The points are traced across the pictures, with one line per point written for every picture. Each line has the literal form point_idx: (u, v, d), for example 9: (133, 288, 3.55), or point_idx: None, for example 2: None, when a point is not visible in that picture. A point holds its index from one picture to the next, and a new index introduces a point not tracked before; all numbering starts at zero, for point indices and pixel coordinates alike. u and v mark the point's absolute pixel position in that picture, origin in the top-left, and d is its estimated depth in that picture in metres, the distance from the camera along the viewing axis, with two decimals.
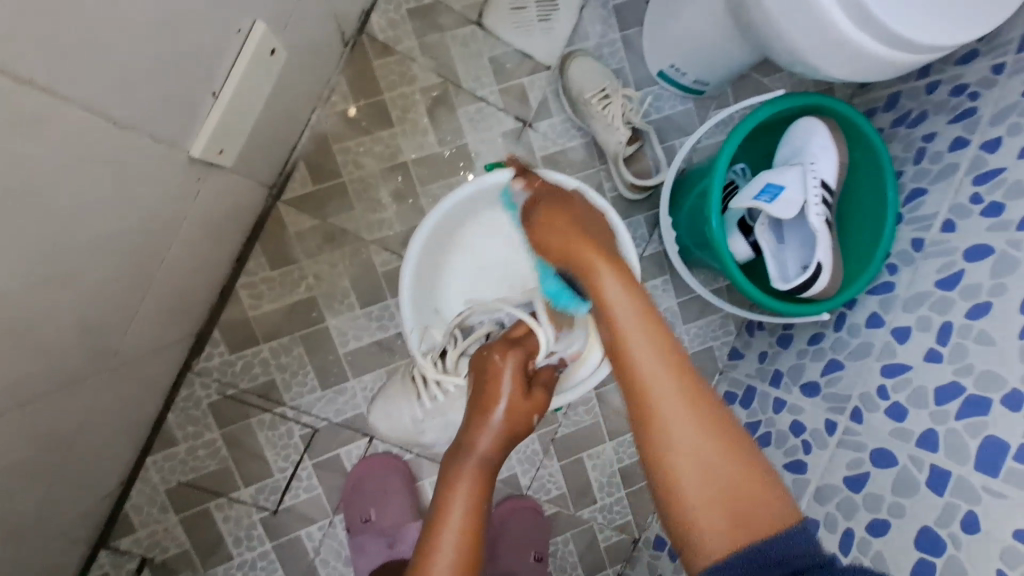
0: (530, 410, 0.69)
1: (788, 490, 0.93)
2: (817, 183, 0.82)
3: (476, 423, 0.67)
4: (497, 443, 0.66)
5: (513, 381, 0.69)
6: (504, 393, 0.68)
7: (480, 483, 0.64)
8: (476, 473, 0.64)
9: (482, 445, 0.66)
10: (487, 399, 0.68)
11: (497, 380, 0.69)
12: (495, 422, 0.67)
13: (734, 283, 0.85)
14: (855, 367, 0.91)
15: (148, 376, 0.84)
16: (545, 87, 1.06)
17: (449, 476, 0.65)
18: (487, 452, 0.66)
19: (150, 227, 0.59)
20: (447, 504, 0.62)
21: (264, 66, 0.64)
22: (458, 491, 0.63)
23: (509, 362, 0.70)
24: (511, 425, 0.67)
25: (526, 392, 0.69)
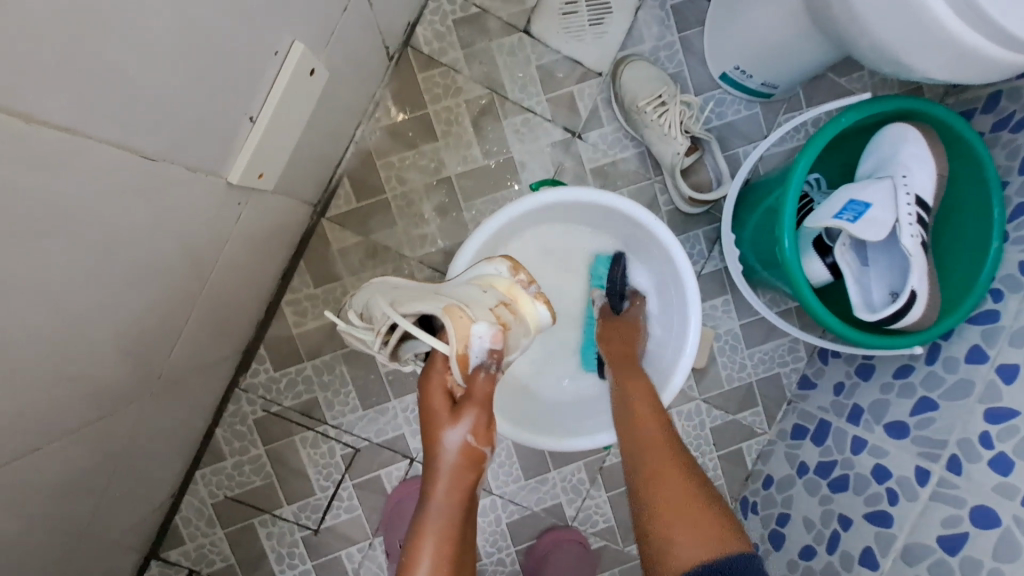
0: (472, 438, 0.51)
1: (869, 544, 0.82)
2: (911, 199, 0.71)
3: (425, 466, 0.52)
4: (457, 486, 0.51)
5: (446, 407, 0.52)
6: (442, 420, 0.52)
7: (446, 548, 0.49)
8: (440, 527, 0.50)
9: (437, 492, 0.50)
10: (430, 440, 0.52)
11: (429, 409, 0.53)
12: (449, 461, 0.51)
13: (807, 310, 0.76)
14: (951, 407, 0.80)
15: (195, 394, 0.84)
16: (596, 95, 1.00)
17: (410, 544, 0.49)
18: (447, 500, 0.50)
19: (188, 253, 0.58)
20: (407, 567, 0.48)
21: (304, 86, 0.62)
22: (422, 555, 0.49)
23: (439, 375, 0.52)
24: (467, 463, 0.51)
25: (453, 410, 0.52)
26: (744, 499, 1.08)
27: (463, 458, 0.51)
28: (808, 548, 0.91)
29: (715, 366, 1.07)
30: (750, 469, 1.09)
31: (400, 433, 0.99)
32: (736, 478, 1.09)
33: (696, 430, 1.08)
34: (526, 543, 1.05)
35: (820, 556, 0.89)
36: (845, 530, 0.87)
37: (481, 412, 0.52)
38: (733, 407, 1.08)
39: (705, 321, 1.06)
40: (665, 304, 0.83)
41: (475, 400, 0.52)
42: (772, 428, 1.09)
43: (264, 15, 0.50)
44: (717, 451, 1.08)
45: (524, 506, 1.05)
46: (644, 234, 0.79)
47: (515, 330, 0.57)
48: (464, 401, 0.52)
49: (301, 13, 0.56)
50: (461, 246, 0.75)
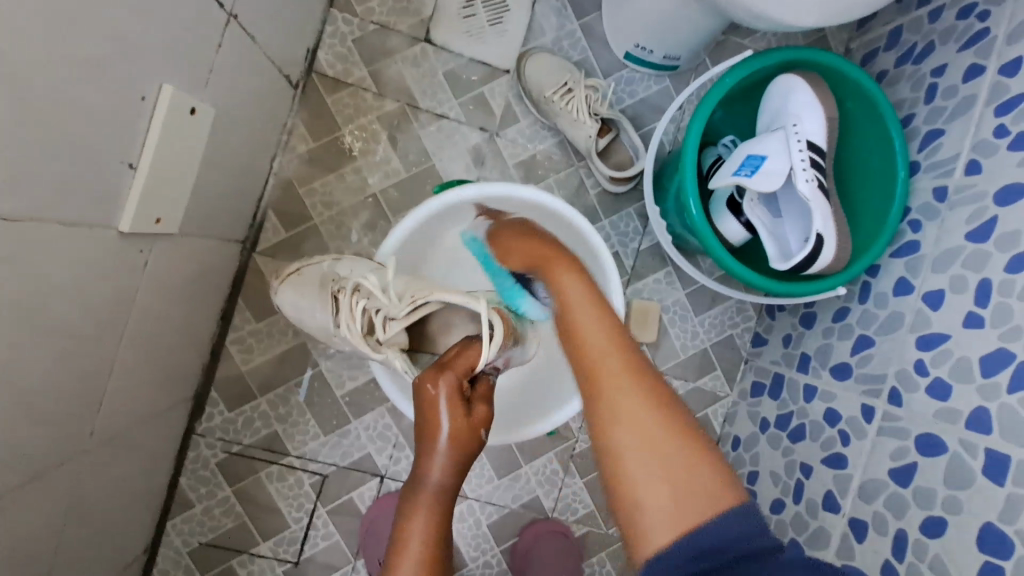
0: (465, 429, 0.64)
1: (830, 488, 0.82)
2: (804, 145, 0.73)
3: (426, 452, 0.64)
4: (449, 463, 0.63)
5: (448, 402, 0.64)
6: (443, 416, 0.63)
7: (438, 515, 0.62)
8: (431, 499, 0.62)
9: (433, 476, 0.63)
10: (429, 431, 0.64)
11: (432, 408, 0.64)
12: (442, 444, 0.63)
13: (725, 267, 0.77)
14: (886, 342, 0.81)
15: (147, 448, 0.84)
16: (507, 92, 1.01)
17: (404, 513, 0.62)
18: (441, 483, 0.63)
19: (90, 309, 0.58)
20: (403, 530, 0.61)
21: (185, 126, 0.62)
22: (414, 522, 0.61)
23: (449, 378, 0.65)
24: (457, 446, 0.63)
25: (466, 410, 0.64)
26: None
27: (454, 448, 0.63)
28: (777, 502, 0.92)
29: (668, 338, 1.08)
30: (719, 434, 1.10)
31: (365, 453, 0.99)
32: None
33: None
34: (510, 542, 1.06)
35: (789, 508, 0.89)
36: (808, 478, 0.87)
37: (487, 409, 0.67)
38: (691, 375, 1.09)
39: (651, 296, 1.07)
40: None
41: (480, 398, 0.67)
42: (734, 390, 1.10)
43: (121, 66, 0.51)
44: None
45: (502, 505, 1.05)
46: (562, 225, 0.83)
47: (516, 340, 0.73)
48: (473, 399, 0.66)
49: (166, 57, 0.56)
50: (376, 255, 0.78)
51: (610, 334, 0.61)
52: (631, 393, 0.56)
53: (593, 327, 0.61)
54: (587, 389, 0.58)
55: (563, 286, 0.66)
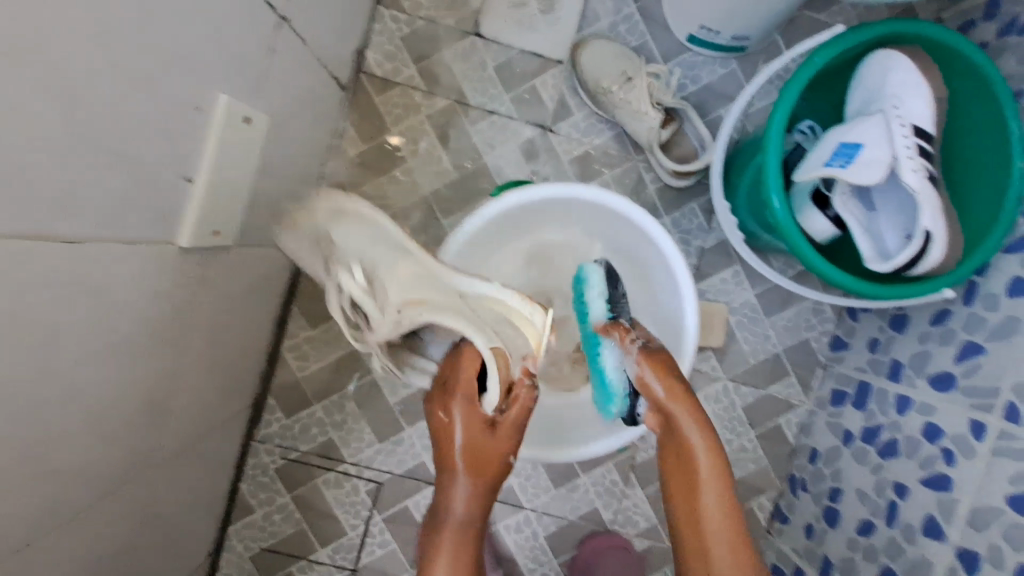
0: (473, 429, 0.63)
1: (932, 513, 0.74)
2: (908, 130, 0.64)
3: (447, 482, 0.64)
4: (468, 475, 0.63)
5: (460, 410, 0.64)
6: (455, 437, 0.64)
7: (462, 547, 0.62)
8: (455, 537, 0.63)
9: (456, 508, 0.63)
10: (447, 458, 0.64)
11: (444, 431, 0.64)
12: (457, 454, 0.64)
13: (814, 270, 0.70)
14: (1000, 351, 0.72)
15: (209, 456, 0.84)
16: (560, 84, 0.96)
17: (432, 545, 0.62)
18: (469, 513, 0.63)
19: (154, 327, 0.57)
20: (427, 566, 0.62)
21: (239, 134, 0.61)
22: (438, 561, 0.61)
23: (464, 380, 0.64)
24: (482, 473, 0.64)
25: (490, 429, 0.64)
26: (792, 477, 1.01)
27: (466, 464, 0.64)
28: (866, 523, 0.83)
29: (736, 343, 1.01)
30: (794, 445, 1.02)
31: (420, 461, 0.97)
32: (780, 456, 1.02)
33: (727, 413, 1.02)
34: (568, 554, 1.02)
35: (880, 532, 0.81)
36: (903, 499, 0.79)
37: (473, 408, 0.64)
38: (763, 381, 1.01)
39: (717, 297, 1.00)
40: (660, 289, 0.81)
41: (456, 394, 0.64)
42: (810, 397, 1.01)
43: (177, 76, 0.49)
44: (755, 431, 1.02)
45: (560, 517, 1.01)
46: (627, 225, 0.78)
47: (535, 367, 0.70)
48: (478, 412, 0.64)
49: (218, 64, 0.54)
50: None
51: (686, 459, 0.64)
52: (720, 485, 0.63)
53: (682, 469, 0.64)
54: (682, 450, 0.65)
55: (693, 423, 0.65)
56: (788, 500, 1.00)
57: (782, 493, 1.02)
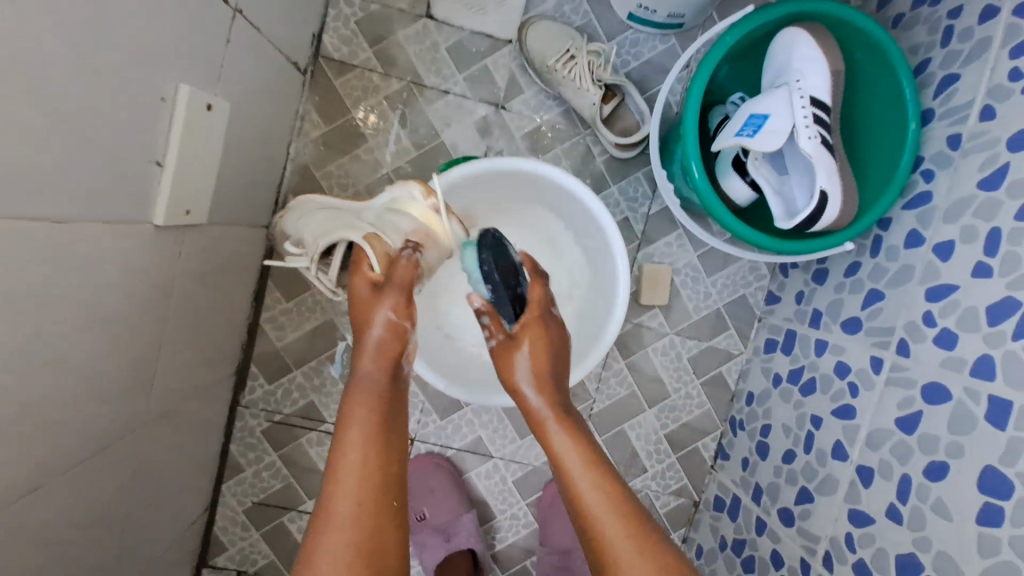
0: (393, 317, 0.63)
1: (838, 438, 0.85)
2: (807, 101, 0.72)
3: (359, 347, 0.62)
4: (378, 360, 0.61)
5: (367, 295, 0.63)
6: (377, 305, 0.63)
7: (377, 411, 0.59)
8: (367, 403, 0.59)
9: (367, 368, 0.61)
10: (363, 318, 0.63)
11: (362, 308, 0.63)
12: (374, 340, 0.62)
13: (730, 230, 0.79)
14: (895, 295, 0.82)
15: (198, 419, 0.92)
16: (510, 63, 1.02)
17: (342, 424, 0.58)
18: (376, 371, 0.61)
19: (136, 297, 0.64)
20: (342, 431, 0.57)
21: (203, 122, 0.67)
22: (352, 428, 0.57)
23: (359, 280, 0.63)
24: (394, 336, 0.62)
25: (396, 299, 0.63)
26: (732, 419, 1.12)
27: (385, 336, 0.62)
28: (789, 452, 0.95)
29: (681, 300, 1.10)
30: (734, 390, 1.13)
31: None
32: (722, 400, 1.13)
33: (674, 364, 1.12)
34: (534, 496, 1.13)
35: (799, 458, 0.92)
36: (817, 429, 0.90)
37: (400, 292, 0.63)
38: (705, 334, 1.11)
39: (663, 259, 1.09)
40: (597, 252, 0.89)
41: (393, 283, 0.63)
42: (748, 347, 1.12)
43: (140, 72, 0.55)
44: (699, 379, 1.12)
45: (525, 463, 1.12)
46: (565, 194, 0.85)
47: (429, 252, 0.70)
48: (385, 286, 0.63)
49: (178, 59, 0.60)
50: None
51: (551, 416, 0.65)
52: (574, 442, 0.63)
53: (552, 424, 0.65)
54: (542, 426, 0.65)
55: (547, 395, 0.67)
56: (729, 439, 1.11)
57: (724, 433, 1.13)
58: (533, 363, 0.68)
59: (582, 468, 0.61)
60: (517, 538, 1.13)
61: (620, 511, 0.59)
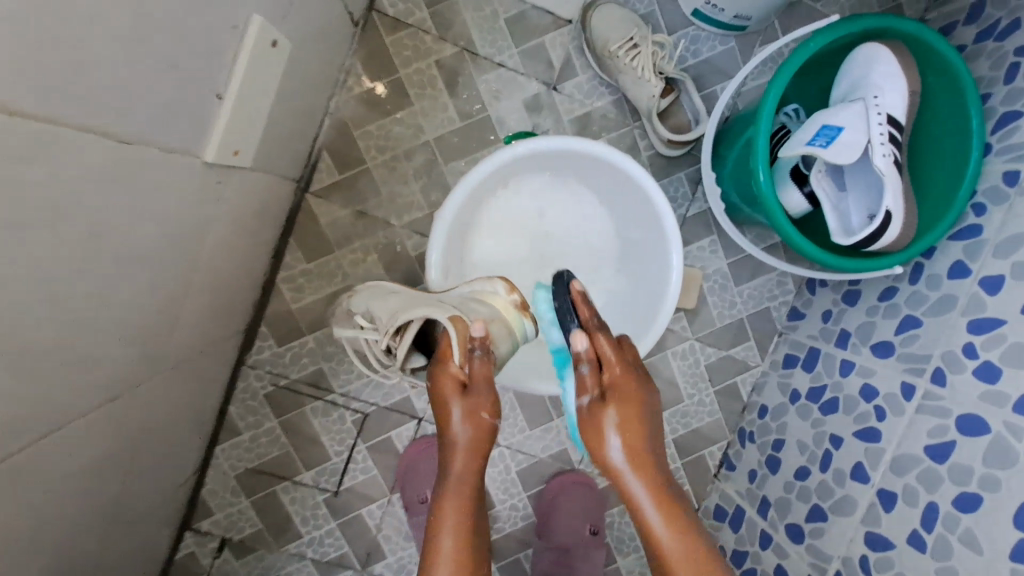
0: (480, 415, 0.61)
1: (860, 460, 0.85)
2: (884, 118, 0.72)
3: (444, 451, 0.61)
4: (470, 462, 0.60)
5: (453, 393, 0.62)
6: (454, 404, 0.62)
7: (468, 514, 0.58)
8: (456, 516, 0.57)
9: (455, 470, 0.60)
10: (443, 418, 0.63)
11: (443, 408, 0.62)
12: (460, 441, 0.61)
13: (787, 239, 0.78)
14: (935, 323, 0.82)
15: (204, 374, 0.87)
16: (568, 44, 0.99)
17: (432, 528, 0.57)
18: (462, 478, 0.60)
19: (174, 235, 0.59)
20: (431, 552, 0.56)
21: (267, 59, 0.62)
22: (442, 541, 0.56)
23: (444, 376, 0.63)
24: (476, 440, 0.61)
25: (465, 393, 0.62)
26: (741, 430, 1.12)
27: (471, 438, 0.61)
28: (802, 469, 0.95)
29: (706, 307, 1.09)
30: (746, 401, 1.13)
31: (405, 396, 1.03)
32: (733, 411, 1.13)
33: (691, 370, 1.11)
34: (536, 488, 1.10)
35: (814, 476, 0.92)
36: (837, 449, 0.90)
37: (485, 385, 0.62)
38: (725, 344, 1.11)
39: (694, 263, 1.08)
40: (648, 246, 0.88)
41: (478, 379, 0.62)
42: (765, 360, 1.12)
43: None
44: (713, 387, 1.12)
45: (531, 454, 1.10)
46: (624, 182, 0.84)
47: (502, 342, 0.67)
48: (471, 382, 0.62)
49: None
50: (429, 251, 0.79)
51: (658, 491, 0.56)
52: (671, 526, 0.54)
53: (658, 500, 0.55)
54: (634, 505, 0.56)
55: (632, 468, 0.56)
56: (736, 450, 1.11)
57: (731, 444, 1.13)
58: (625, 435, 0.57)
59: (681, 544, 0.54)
60: (514, 529, 1.11)
61: None
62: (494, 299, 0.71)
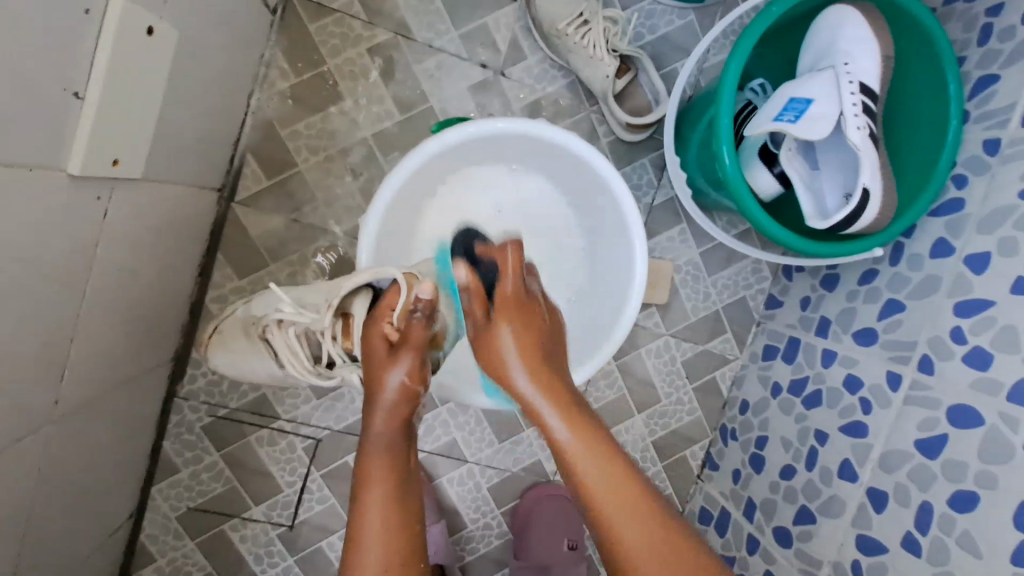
0: (408, 380, 0.59)
1: (847, 457, 0.79)
2: (856, 87, 0.66)
3: (369, 408, 0.59)
4: (391, 421, 0.59)
5: (383, 352, 0.60)
6: (383, 363, 0.59)
7: (391, 464, 0.58)
8: (381, 459, 0.58)
9: (376, 428, 0.59)
10: (373, 377, 0.59)
11: (371, 363, 0.60)
12: (388, 401, 0.59)
13: (756, 224, 0.71)
14: (918, 307, 0.76)
15: (124, 413, 0.77)
16: (513, 24, 0.90)
17: (358, 487, 0.57)
18: (386, 431, 0.59)
19: (40, 263, 0.50)
20: (359, 504, 0.56)
21: (141, 49, 0.52)
22: (369, 492, 0.56)
23: (378, 329, 0.60)
24: (404, 400, 0.59)
25: (391, 353, 0.59)
26: (723, 427, 1.06)
27: (396, 399, 0.59)
28: (788, 468, 0.89)
29: (679, 300, 1.03)
30: (726, 397, 1.07)
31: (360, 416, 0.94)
32: (714, 408, 1.06)
33: (667, 367, 1.04)
34: (510, 505, 1.03)
35: (800, 475, 0.86)
36: (822, 445, 0.84)
37: (417, 353, 0.59)
38: (701, 338, 1.04)
39: (663, 255, 1.01)
40: (609, 231, 0.80)
41: (411, 345, 0.59)
42: (744, 352, 1.06)
43: None
44: (691, 384, 1.05)
45: (503, 469, 1.02)
46: (573, 162, 0.76)
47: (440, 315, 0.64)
48: (401, 348, 0.59)
49: None
50: (358, 241, 0.70)
51: (558, 387, 0.57)
52: (584, 447, 0.53)
53: (532, 370, 0.57)
54: (535, 412, 0.56)
55: (507, 323, 0.58)
56: (719, 449, 1.05)
57: (714, 442, 1.07)
58: (523, 356, 0.57)
59: (580, 440, 0.53)
60: (489, 549, 1.03)
61: (627, 502, 0.51)
62: (439, 269, 0.70)
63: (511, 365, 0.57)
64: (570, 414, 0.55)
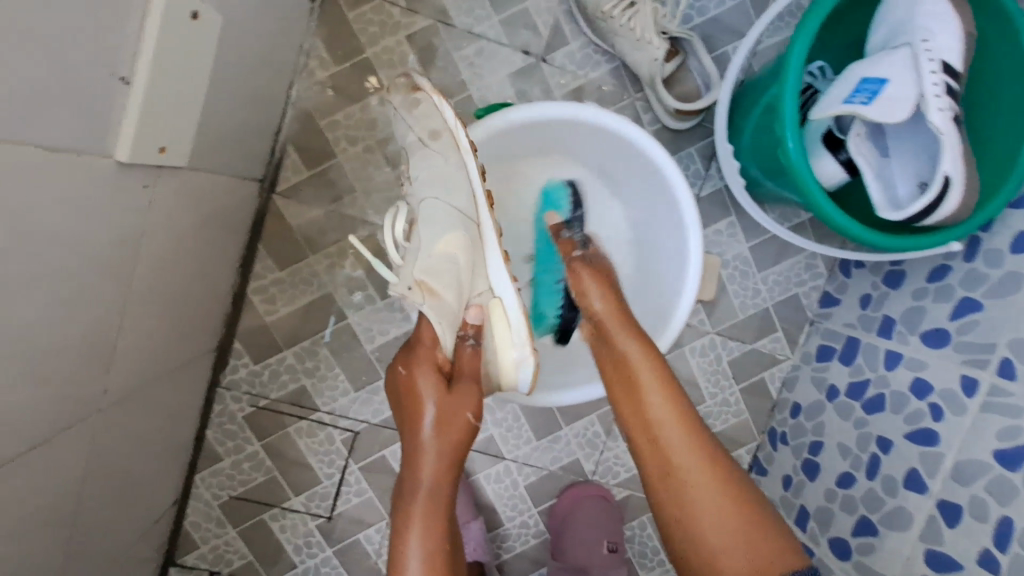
0: (456, 414, 0.60)
1: (914, 466, 0.73)
2: (937, 65, 0.60)
3: (411, 446, 0.60)
4: (437, 460, 0.59)
5: (433, 385, 0.61)
6: (427, 395, 0.60)
7: (437, 508, 0.58)
8: (426, 503, 0.58)
9: (423, 473, 0.58)
10: (415, 411, 0.61)
11: (415, 397, 0.61)
12: (430, 438, 0.59)
13: (821, 216, 0.66)
14: (998, 307, 0.70)
15: (169, 401, 0.78)
16: (556, 8, 0.87)
17: (399, 527, 0.57)
18: (432, 478, 0.58)
19: (89, 251, 0.50)
20: (400, 541, 0.57)
21: (185, 35, 0.52)
22: (411, 534, 0.56)
23: (427, 364, 0.62)
24: (446, 434, 0.59)
25: (447, 388, 0.61)
26: (772, 430, 1.01)
27: (436, 435, 0.59)
28: (845, 476, 0.84)
29: (727, 296, 0.98)
30: (776, 399, 1.01)
31: None
32: (762, 410, 1.01)
33: (712, 367, 1.00)
34: (548, 504, 1.01)
35: (859, 484, 0.81)
36: (885, 453, 0.78)
37: (471, 385, 0.62)
38: (749, 336, 0.99)
39: (711, 249, 0.97)
40: (659, 221, 0.77)
41: (464, 374, 0.62)
42: (796, 352, 1.00)
43: None
44: (739, 385, 1.01)
45: (540, 467, 1.00)
46: (623, 148, 0.73)
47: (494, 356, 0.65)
48: (455, 380, 0.61)
49: None
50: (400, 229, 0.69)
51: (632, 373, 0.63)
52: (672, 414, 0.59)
53: (637, 372, 0.63)
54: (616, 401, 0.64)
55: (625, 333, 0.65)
56: (768, 453, 1.00)
57: (762, 446, 1.02)
58: (634, 349, 0.64)
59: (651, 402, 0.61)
60: (525, 548, 1.02)
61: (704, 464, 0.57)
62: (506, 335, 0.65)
63: (614, 357, 0.65)
64: (639, 381, 0.62)
